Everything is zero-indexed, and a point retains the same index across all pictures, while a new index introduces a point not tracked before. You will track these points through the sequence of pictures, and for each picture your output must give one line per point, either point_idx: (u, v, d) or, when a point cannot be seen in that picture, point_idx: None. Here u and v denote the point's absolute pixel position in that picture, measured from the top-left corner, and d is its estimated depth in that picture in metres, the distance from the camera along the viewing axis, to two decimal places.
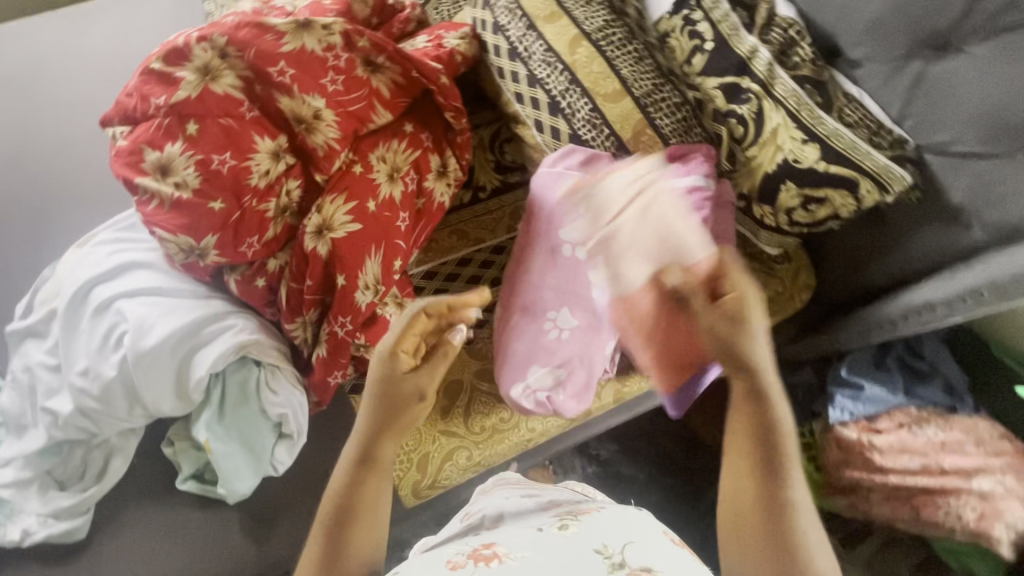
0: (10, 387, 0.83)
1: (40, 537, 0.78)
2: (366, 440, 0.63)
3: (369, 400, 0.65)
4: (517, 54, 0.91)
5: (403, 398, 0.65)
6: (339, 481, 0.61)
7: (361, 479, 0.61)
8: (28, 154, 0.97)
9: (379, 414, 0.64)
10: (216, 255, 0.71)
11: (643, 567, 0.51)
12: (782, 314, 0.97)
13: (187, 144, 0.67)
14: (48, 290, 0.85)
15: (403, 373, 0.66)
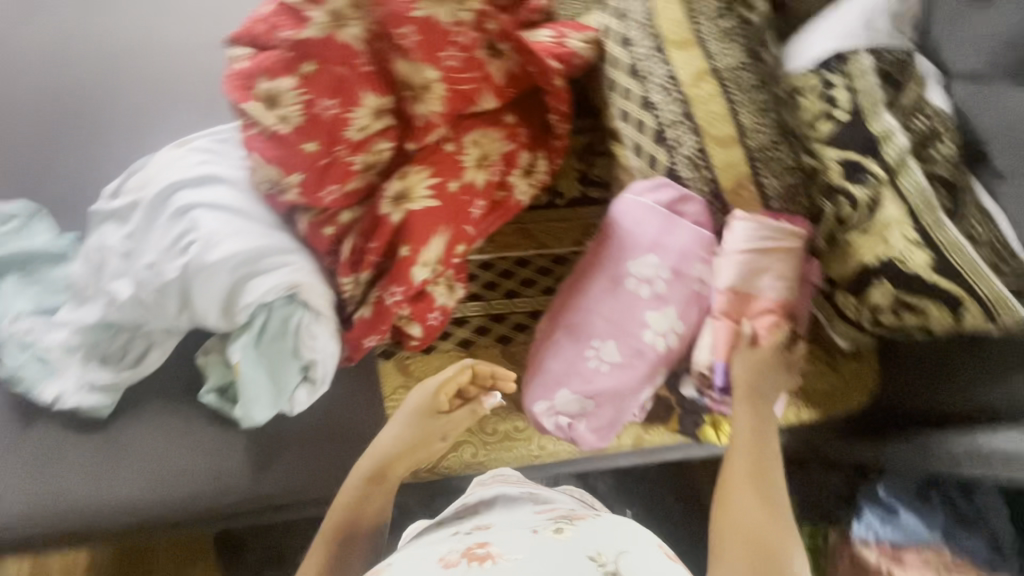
0: (83, 259, 0.87)
1: (70, 404, 0.84)
2: (377, 465, 0.79)
3: (386, 439, 0.81)
4: (636, 72, 0.88)
5: (431, 433, 0.83)
6: (347, 497, 0.77)
7: (370, 494, 0.78)
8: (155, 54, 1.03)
9: (389, 453, 0.80)
10: (297, 191, 0.72)
11: None
12: (830, 411, 0.93)
13: (300, 83, 0.68)
14: (137, 181, 0.89)
15: (430, 416, 0.83)
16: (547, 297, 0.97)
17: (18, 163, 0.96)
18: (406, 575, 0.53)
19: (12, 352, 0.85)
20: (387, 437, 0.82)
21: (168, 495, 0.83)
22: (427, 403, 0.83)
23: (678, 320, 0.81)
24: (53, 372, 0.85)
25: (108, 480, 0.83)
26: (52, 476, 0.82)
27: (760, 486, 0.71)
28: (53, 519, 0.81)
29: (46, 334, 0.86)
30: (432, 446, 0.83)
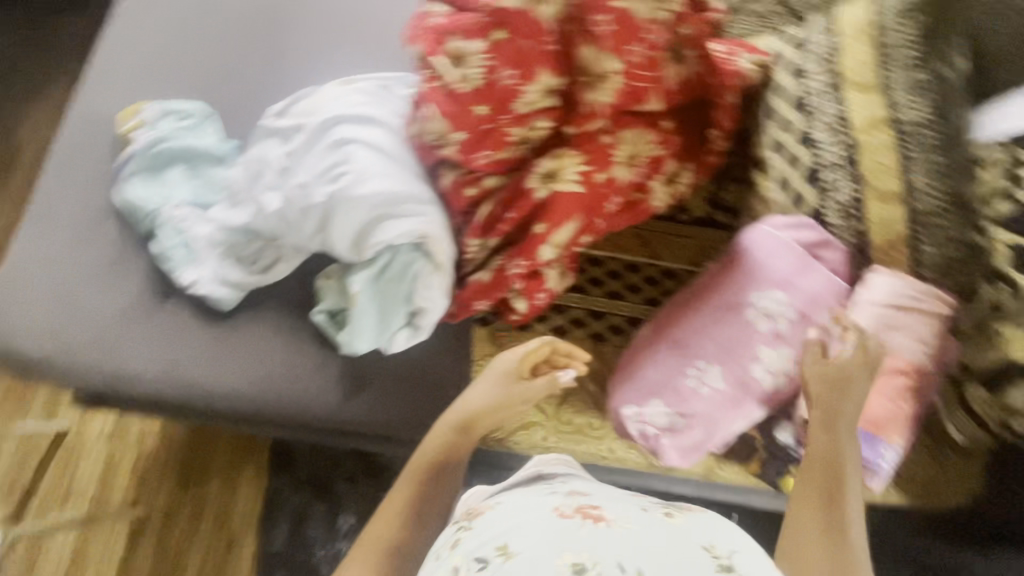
0: (243, 166, 0.95)
1: (203, 291, 0.92)
2: (463, 421, 0.83)
3: (473, 399, 0.84)
4: (801, 104, 0.87)
5: (511, 401, 0.84)
6: (431, 444, 0.82)
7: (456, 443, 0.83)
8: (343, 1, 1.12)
9: (475, 409, 0.83)
10: (454, 148, 0.75)
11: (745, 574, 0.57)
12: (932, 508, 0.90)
13: (489, 48, 0.71)
14: (303, 106, 0.95)
15: (511, 381, 0.85)
16: (648, 307, 0.95)
17: (200, 70, 1.06)
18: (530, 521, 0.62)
19: (164, 232, 0.94)
20: (473, 395, 0.84)
21: (268, 393, 0.91)
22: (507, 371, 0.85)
23: (791, 362, 0.81)
24: (194, 259, 0.94)
25: (219, 367, 0.92)
26: (177, 350, 0.92)
27: (838, 538, 0.67)
28: (172, 386, 0.91)
29: (198, 225, 0.95)
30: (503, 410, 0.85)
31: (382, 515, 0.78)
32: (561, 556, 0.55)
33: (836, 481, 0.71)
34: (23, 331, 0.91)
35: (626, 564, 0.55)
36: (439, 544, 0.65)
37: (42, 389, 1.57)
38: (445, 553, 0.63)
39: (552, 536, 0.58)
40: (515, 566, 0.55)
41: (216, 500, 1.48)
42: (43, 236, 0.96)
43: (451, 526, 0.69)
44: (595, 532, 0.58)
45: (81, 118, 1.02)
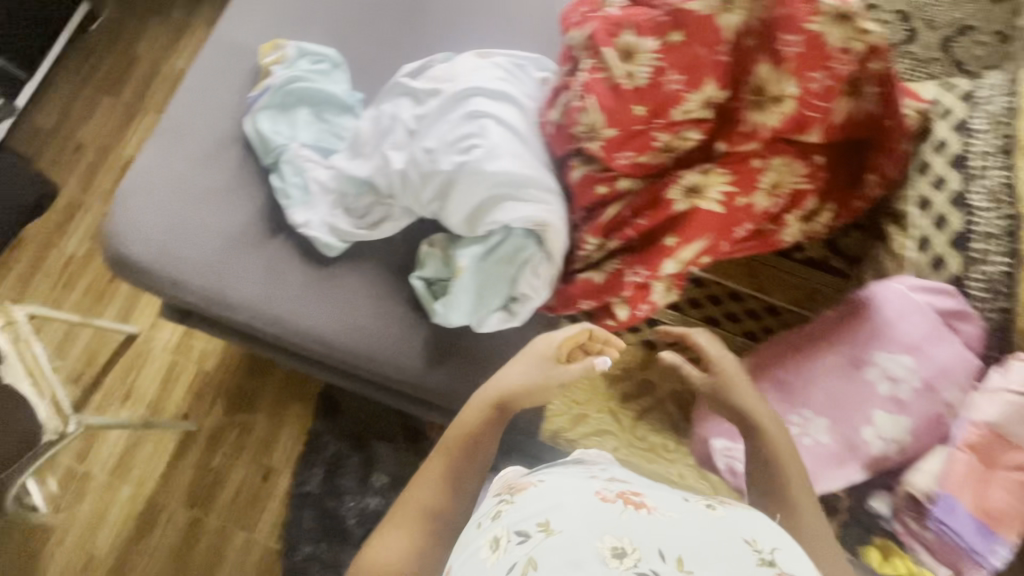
0: (371, 119, 0.95)
1: (310, 234, 0.94)
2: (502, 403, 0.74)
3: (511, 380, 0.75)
4: (963, 164, 0.86)
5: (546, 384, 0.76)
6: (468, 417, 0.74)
7: (490, 424, 0.73)
8: None
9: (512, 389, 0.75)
10: (598, 144, 0.72)
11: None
12: None
13: (662, 48, 0.68)
14: (441, 71, 0.94)
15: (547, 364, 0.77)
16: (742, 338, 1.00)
17: (339, 17, 1.07)
18: (565, 497, 0.53)
19: (284, 170, 0.96)
20: (513, 375, 0.76)
21: (353, 343, 0.92)
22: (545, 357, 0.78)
23: (906, 433, 0.85)
24: (307, 201, 0.95)
25: (312, 310, 0.93)
26: (275, 285, 0.94)
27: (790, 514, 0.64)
28: (265, 319, 0.93)
29: (316, 169, 0.96)
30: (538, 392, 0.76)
31: (422, 484, 0.69)
32: (600, 537, 0.48)
33: (766, 454, 0.69)
34: (138, 238, 0.95)
35: (667, 553, 0.46)
36: (475, 516, 0.58)
37: (119, 294, 1.65)
38: (481, 523, 0.56)
39: (591, 515, 0.50)
40: (555, 543, 0.47)
41: (261, 431, 1.53)
42: (169, 152, 0.99)
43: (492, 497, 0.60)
44: (639, 519, 0.50)
45: (222, 46, 1.05)
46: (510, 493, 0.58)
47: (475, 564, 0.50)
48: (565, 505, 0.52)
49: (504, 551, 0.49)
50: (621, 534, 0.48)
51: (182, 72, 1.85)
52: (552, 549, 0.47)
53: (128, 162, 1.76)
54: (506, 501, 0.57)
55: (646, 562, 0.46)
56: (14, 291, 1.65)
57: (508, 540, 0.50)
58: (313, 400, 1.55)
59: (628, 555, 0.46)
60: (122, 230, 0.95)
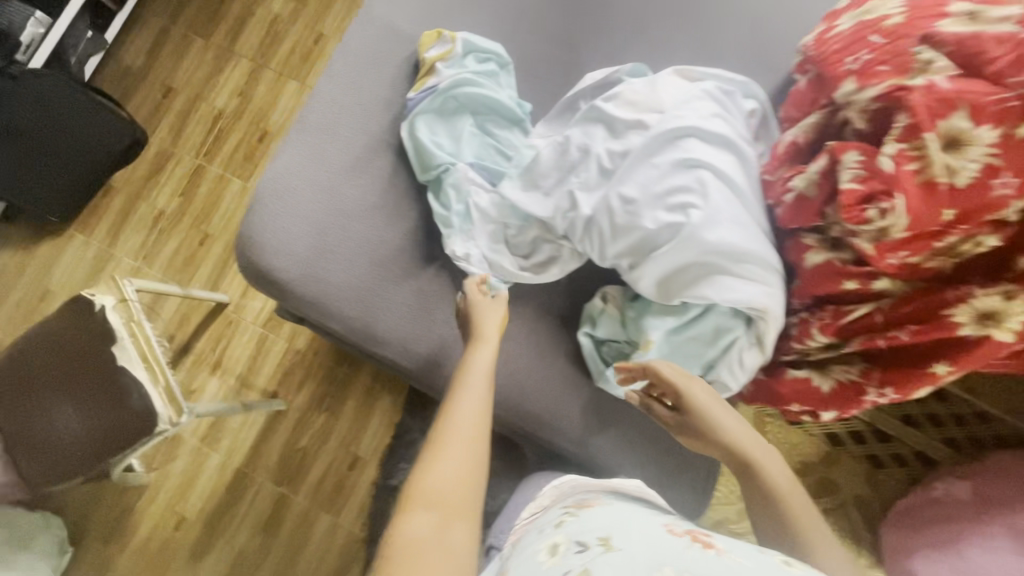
0: (553, 145, 0.81)
1: (469, 270, 0.83)
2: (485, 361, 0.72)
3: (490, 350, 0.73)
4: None
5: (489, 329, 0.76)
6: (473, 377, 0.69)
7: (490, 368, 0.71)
8: None
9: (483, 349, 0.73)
10: (874, 243, 0.59)
11: None
12: None
13: (1004, 141, 0.53)
14: (642, 95, 0.79)
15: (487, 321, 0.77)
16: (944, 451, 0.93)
17: (513, 11, 0.93)
18: (634, 521, 0.58)
19: (445, 191, 0.84)
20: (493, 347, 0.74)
21: (507, 398, 0.84)
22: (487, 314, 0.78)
23: None
24: (468, 230, 0.84)
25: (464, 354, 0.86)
26: (426, 321, 0.87)
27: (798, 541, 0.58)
28: (412, 356, 0.86)
29: (478, 191, 0.84)
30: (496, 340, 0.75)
31: (455, 414, 0.64)
32: (658, 566, 0.50)
33: (756, 485, 0.63)
34: (281, 252, 0.86)
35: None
36: (545, 523, 0.65)
37: (209, 258, 1.58)
38: (548, 530, 0.62)
39: (655, 545, 0.53)
40: (612, 559, 0.51)
41: (350, 417, 1.51)
42: (318, 156, 0.88)
43: (561, 510, 0.66)
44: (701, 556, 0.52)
45: (379, 33, 0.92)
46: (576, 509, 0.65)
47: (534, 562, 0.55)
48: (633, 531, 0.56)
49: (561, 555, 0.54)
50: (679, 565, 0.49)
51: (277, 17, 1.68)
52: (608, 562, 0.51)
53: (219, 114, 1.65)
54: (572, 515, 0.64)
55: None
56: (104, 242, 1.60)
57: (567, 549, 0.55)
58: (402, 393, 1.52)
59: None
60: (262, 241, 0.86)
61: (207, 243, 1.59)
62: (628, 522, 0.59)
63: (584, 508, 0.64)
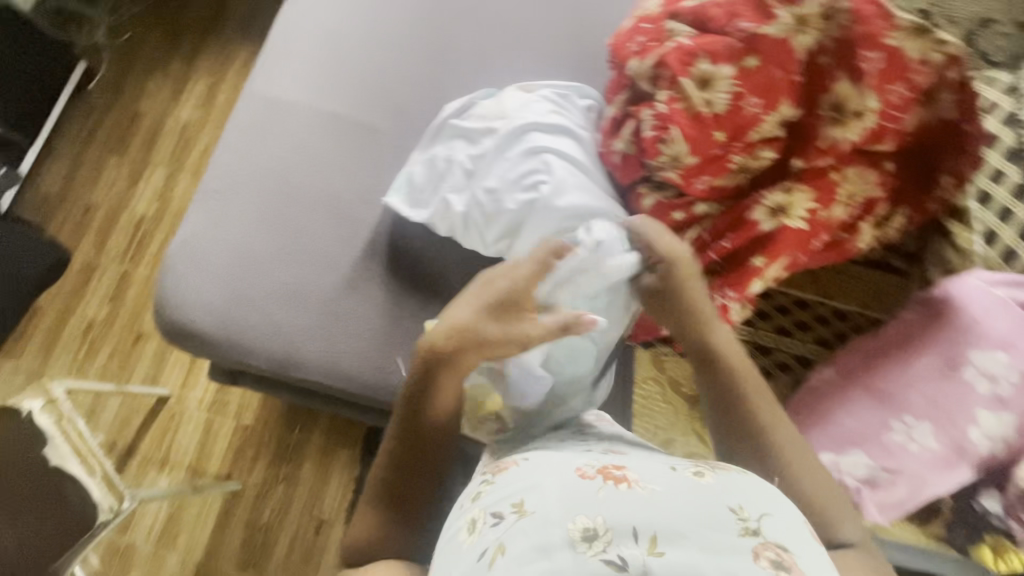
0: (424, 162, 0.92)
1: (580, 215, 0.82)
2: (421, 382, 0.70)
3: (444, 408, 0.71)
4: (1020, 157, 0.84)
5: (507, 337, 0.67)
6: (438, 410, 0.71)
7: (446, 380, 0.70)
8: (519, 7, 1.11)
9: (417, 386, 0.70)
10: (678, 172, 0.72)
11: (775, 542, 0.53)
12: None
13: (738, 74, 0.68)
14: (491, 109, 0.94)
15: (517, 315, 0.68)
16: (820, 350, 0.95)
17: (370, 61, 1.06)
18: (548, 471, 0.59)
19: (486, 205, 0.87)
20: (447, 405, 0.72)
21: None
22: (524, 279, 0.69)
23: (1015, 431, 0.70)
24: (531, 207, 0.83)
25: (387, 363, 0.92)
26: (343, 343, 0.91)
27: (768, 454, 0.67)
28: (337, 377, 0.91)
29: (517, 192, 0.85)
30: (511, 346, 0.67)
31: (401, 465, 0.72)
32: (573, 518, 0.53)
33: (740, 402, 0.69)
34: (196, 306, 0.92)
35: (639, 533, 0.51)
36: (463, 496, 0.64)
37: (145, 355, 1.60)
38: (466, 504, 0.62)
39: (566, 497, 0.54)
40: (526, 525, 0.53)
41: (309, 480, 1.49)
42: (219, 215, 0.96)
43: (478, 477, 0.65)
44: (616, 496, 0.55)
45: (259, 102, 1.04)
46: (492, 474, 0.64)
47: (455, 545, 0.57)
48: (543, 485, 0.57)
49: (479, 534, 0.55)
50: (594, 516, 0.52)
51: (187, 124, 1.82)
52: (523, 530, 0.52)
53: (140, 220, 1.72)
54: (488, 482, 0.63)
55: (618, 543, 0.51)
56: (34, 363, 1.59)
57: (483, 522, 0.56)
58: (356, 445, 1.52)
59: (599, 536, 0.51)
60: (177, 300, 0.93)
61: (142, 341, 1.61)
62: (540, 470, 0.60)
63: (500, 471, 0.63)
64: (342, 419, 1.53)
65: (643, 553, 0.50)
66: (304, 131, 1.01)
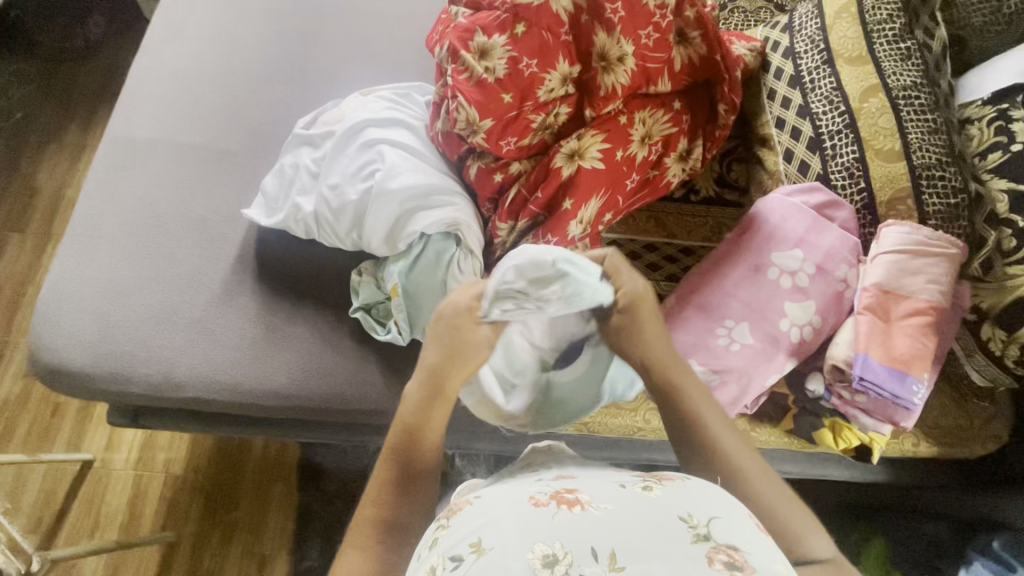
0: (276, 173, 0.99)
1: (418, 194, 0.87)
2: (412, 420, 0.66)
3: (429, 457, 0.65)
4: (800, 83, 0.92)
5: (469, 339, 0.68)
6: (423, 452, 0.65)
7: (432, 410, 0.67)
8: (362, 25, 1.20)
9: (407, 434, 0.65)
10: (482, 137, 0.79)
11: (729, 544, 0.48)
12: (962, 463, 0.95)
13: (510, 41, 0.77)
14: (332, 116, 1.00)
15: (474, 322, 0.69)
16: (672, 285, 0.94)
17: (226, 92, 1.11)
18: (499, 505, 0.53)
19: (335, 200, 0.91)
20: (437, 439, 0.67)
21: (309, 388, 0.93)
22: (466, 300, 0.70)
23: (817, 315, 0.78)
24: (371, 194, 0.88)
25: (263, 367, 0.94)
26: (221, 354, 0.94)
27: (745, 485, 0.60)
28: (217, 389, 0.93)
29: (361, 182, 0.90)
30: (476, 360, 0.69)
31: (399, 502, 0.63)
32: (531, 547, 0.47)
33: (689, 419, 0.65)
34: (69, 346, 0.93)
35: (598, 550, 0.46)
36: (419, 547, 0.56)
37: (65, 424, 1.53)
38: (422, 555, 0.54)
39: (525, 527, 0.49)
40: (485, 563, 0.46)
41: (247, 518, 1.46)
42: (87, 254, 0.99)
43: (431, 525, 0.57)
44: (571, 518, 0.49)
45: (118, 143, 1.07)
46: (448, 518, 0.56)
47: None
48: (499, 519, 0.51)
49: None
50: (552, 540, 0.47)
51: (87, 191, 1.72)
52: (482, 570, 0.46)
53: None
54: (443, 526, 0.55)
55: (578, 565, 0.45)
56: None
57: (442, 568, 0.49)
58: (291, 474, 1.49)
59: (560, 561, 0.46)
60: (50, 343, 0.93)
61: (60, 412, 1.54)
62: (495, 504, 0.54)
63: (454, 514, 0.56)
64: (273, 451, 1.52)
65: (605, 571, 0.45)
66: (167, 165, 1.05)
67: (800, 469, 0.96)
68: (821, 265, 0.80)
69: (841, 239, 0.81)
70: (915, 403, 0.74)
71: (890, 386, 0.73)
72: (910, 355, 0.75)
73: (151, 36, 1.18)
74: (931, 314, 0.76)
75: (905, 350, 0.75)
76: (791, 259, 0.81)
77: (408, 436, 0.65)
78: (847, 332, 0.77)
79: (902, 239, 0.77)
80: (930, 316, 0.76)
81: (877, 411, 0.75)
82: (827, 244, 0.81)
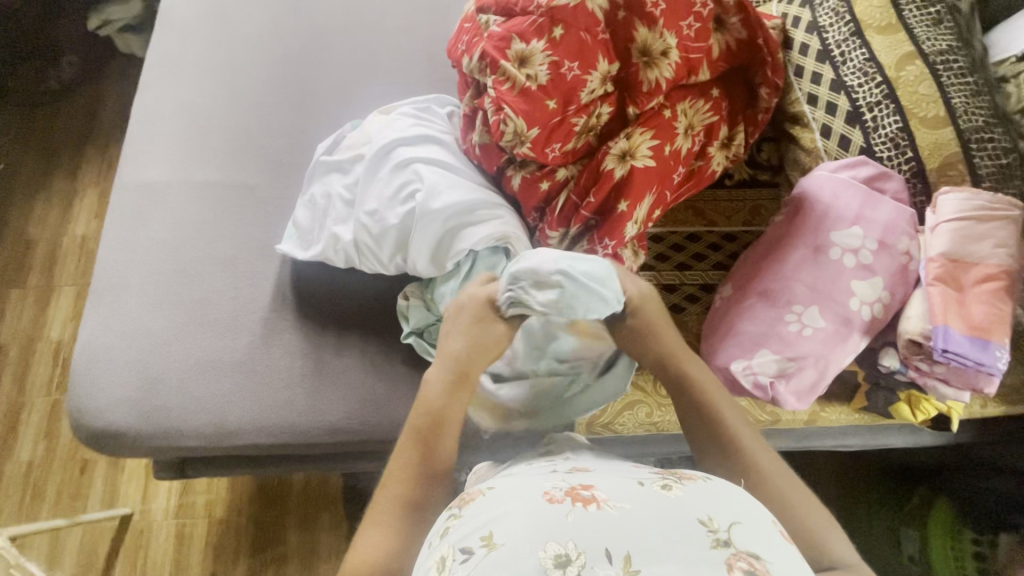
0: (306, 205, 0.96)
1: (461, 211, 0.85)
2: (436, 409, 0.67)
3: (449, 445, 0.66)
4: (829, 57, 0.90)
5: (495, 334, 0.69)
6: (444, 444, 0.66)
7: (455, 396, 0.68)
8: (367, 42, 1.16)
9: (429, 420, 0.66)
10: (528, 146, 0.77)
11: (750, 554, 0.45)
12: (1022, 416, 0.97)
13: (549, 45, 0.75)
14: (356, 139, 0.97)
15: (493, 318, 0.70)
16: (721, 274, 0.93)
17: (236, 125, 1.07)
18: (510, 495, 0.51)
19: (373, 226, 0.88)
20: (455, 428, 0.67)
21: (367, 419, 0.90)
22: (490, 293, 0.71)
23: (886, 290, 0.78)
24: (413, 216, 0.86)
25: (316, 404, 0.90)
26: (269, 395, 0.90)
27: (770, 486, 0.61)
28: (271, 432, 0.89)
29: (400, 206, 0.87)
30: (501, 349, 0.70)
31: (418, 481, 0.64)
32: (543, 546, 0.44)
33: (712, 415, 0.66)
34: (110, 405, 0.89)
35: (613, 552, 0.44)
36: (432, 531, 0.55)
37: (96, 481, 1.45)
38: (432, 541, 0.52)
39: (535, 523, 0.46)
40: (495, 560, 0.44)
41: (298, 553, 1.42)
42: (115, 307, 0.94)
43: (443, 511, 0.55)
44: (585, 519, 0.46)
45: (132, 189, 1.03)
46: (458, 506, 0.53)
47: None
48: (510, 513, 0.47)
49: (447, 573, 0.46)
50: (564, 539, 0.44)
51: (86, 237, 1.66)
52: (494, 568, 0.44)
53: (59, 346, 1.55)
54: (454, 514, 0.53)
55: (592, 567, 0.43)
56: None
57: (451, 559, 0.47)
58: (337, 502, 1.46)
59: (573, 561, 0.43)
60: (90, 404, 0.89)
61: (88, 468, 1.46)
62: (506, 495, 0.50)
63: (464, 501, 0.54)
64: (316, 483, 1.47)
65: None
66: (185, 206, 1.01)
67: (867, 443, 0.95)
68: (881, 238, 0.80)
69: (898, 211, 0.81)
70: (1000, 369, 0.73)
71: (972, 352, 0.73)
72: (988, 320, 0.75)
73: (147, 74, 1.13)
74: (1004, 278, 0.76)
75: (983, 316, 0.75)
76: (852, 237, 0.81)
77: (431, 426, 0.66)
78: (919, 304, 0.77)
79: (966, 206, 0.78)
80: (1004, 280, 0.76)
81: (958, 381, 0.75)
82: (883, 217, 0.81)
